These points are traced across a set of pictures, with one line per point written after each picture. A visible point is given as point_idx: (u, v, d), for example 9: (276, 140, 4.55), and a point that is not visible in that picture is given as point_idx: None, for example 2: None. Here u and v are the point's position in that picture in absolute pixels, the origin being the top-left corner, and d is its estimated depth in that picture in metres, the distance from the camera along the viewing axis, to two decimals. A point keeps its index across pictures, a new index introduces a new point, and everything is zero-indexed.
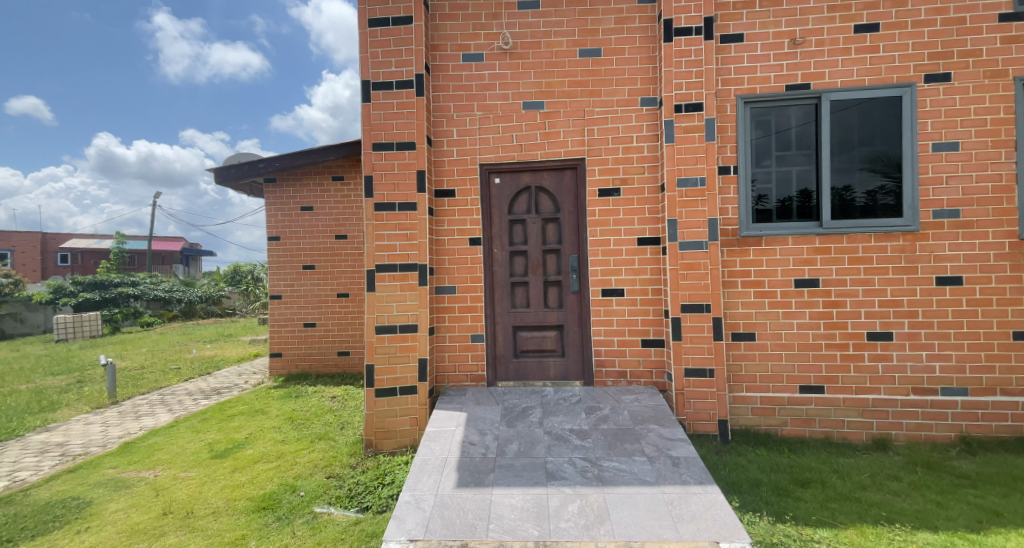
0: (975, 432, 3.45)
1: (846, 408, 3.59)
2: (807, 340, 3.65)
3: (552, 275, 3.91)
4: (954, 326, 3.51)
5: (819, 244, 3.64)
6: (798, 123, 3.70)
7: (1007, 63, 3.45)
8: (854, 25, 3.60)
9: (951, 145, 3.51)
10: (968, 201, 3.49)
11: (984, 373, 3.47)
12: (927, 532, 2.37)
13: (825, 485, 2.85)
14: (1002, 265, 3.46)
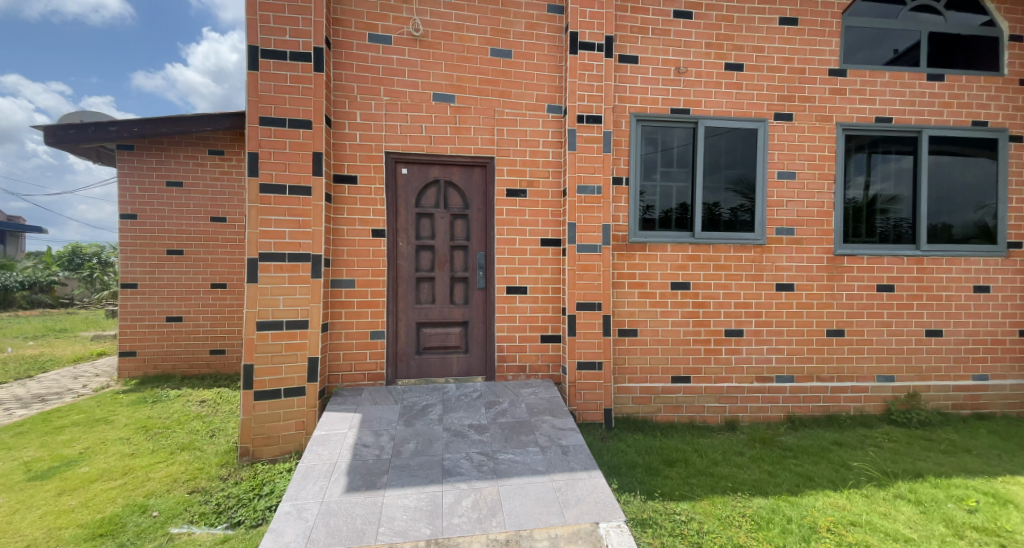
0: (798, 411, 4.20)
1: (706, 395, 4.13)
2: (680, 336, 4.13)
3: (458, 271, 3.90)
4: (786, 324, 4.23)
5: (691, 252, 4.13)
6: (679, 143, 4.15)
7: (832, 111, 4.23)
8: (725, 63, 4.13)
9: (790, 174, 4.20)
10: (801, 222, 4.22)
11: (805, 362, 4.24)
12: (760, 497, 2.82)
13: (687, 463, 3.25)
14: (821, 276, 4.25)
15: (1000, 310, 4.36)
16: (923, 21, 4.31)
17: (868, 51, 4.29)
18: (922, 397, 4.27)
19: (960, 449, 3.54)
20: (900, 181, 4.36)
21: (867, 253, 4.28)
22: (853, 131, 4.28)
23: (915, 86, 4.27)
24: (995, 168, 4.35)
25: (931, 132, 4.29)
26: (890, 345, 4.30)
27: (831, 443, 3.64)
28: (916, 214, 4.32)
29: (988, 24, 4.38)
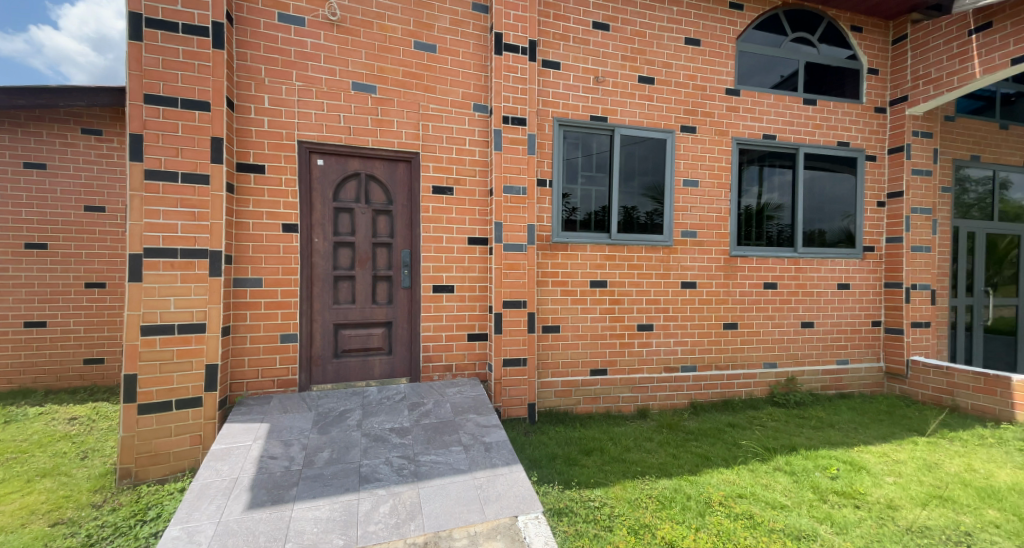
0: (700, 397, 4.61)
1: (622, 387, 4.39)
2: (598, 332, 4.34)
3: (381, 269, 3.75)
4: (690, 319, 4.62)
5: (609, 252, 4.36)
6: (598, 148, 4.36)
7: (729, 126, 4.69)
8: (638, 75, 4.41)
9: (694, 182, 4.60)
10: (703, 225, 4.64)
11: (706, 353, 4.67)
12: (665, 478, 3.06)
13: (602, 451, 3.44)
14: (720, 275, 4.70)
15: (858, 304, 5.12)
16: (801, 52, 4.92)
17: (758, 75, 4.83)
18: (799, 380, 4.89)
19: (827, 424, 4.10)
20: (783, 192, 4.94)
21: (756, 255, 4.81)
22: (745, 145, 4.77)
23: (796, 108, 4.87)
24: (854, 183, 5.10)
25: (807, 150, 4.92)
26: (774, 336, 4.88)
27: (726, 425, 4.04)
28: (795, 221, 4.93)
29: (851, 58, 5.11)
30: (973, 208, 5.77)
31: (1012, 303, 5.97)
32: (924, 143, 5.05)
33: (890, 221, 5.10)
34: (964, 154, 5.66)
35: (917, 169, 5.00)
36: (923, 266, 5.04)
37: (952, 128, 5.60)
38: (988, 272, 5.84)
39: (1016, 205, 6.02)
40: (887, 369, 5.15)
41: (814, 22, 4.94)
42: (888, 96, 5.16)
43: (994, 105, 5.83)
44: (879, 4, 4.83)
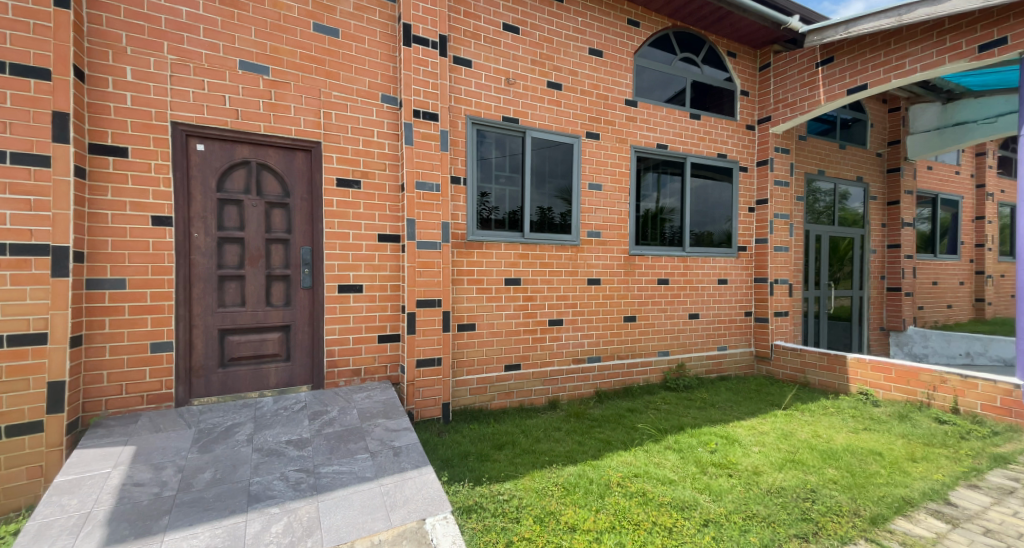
0: (604, 386, 4.92)
1: (534, 380, 4.52)
2: (512, 328, 4.42)
3: (277, 268, 3.44)
4: (596, 313, 4.90)
5: (522, 250, 4.45)
6: (511, 148, 4.43)
7: (628, 134, 5.04)
8: (547, 80, 4.56)
9: (597, 186, 4.87)
10: (607, 226, 4.94)
11: (609, 344, 4.99)
12: (571, 465, 3.21)
13: (514, 445, 3.51)
14: (622, 271, 5.05)
15: (735, 297, 5.83)
16: (688, 70, 5.45)
17: (651, 89, 5.26)
18: (687, 366, 5.43)
19: (709, 404, 4.60)
20: (675, 196, 5.43)
21: (651, 253, 5.24)
22: (642, 153, 5.16)
23: (684, 121, 5.38)
24: (731, 190, 5.78)
25: (693, 160, 5.46)
26: (666, 327, 5.36)
27: (626, 411, 4.36)
28: (684, 223, 5.45)
29: (728, 80, 5.77)
30: (819, 214, 6.86)
31: (847, 294, 7.21)
32: (784, 158, 5.88)
33: (758, 224, 5.87)
34: (813, 169, 6.69)
35: (778, 181, 5.80)
36: (783, 264, 5.88)
37: (804, 146, 6.59)
38: (830, 269, 6.99)
39: (849, 213, 7.28)
40: (756, 352, 5.93)
41: (699, 45, 5.50)
42: (756, 116, 5.92)
43: (833, 129, 6.98)
44: (750, 35, 5.52)
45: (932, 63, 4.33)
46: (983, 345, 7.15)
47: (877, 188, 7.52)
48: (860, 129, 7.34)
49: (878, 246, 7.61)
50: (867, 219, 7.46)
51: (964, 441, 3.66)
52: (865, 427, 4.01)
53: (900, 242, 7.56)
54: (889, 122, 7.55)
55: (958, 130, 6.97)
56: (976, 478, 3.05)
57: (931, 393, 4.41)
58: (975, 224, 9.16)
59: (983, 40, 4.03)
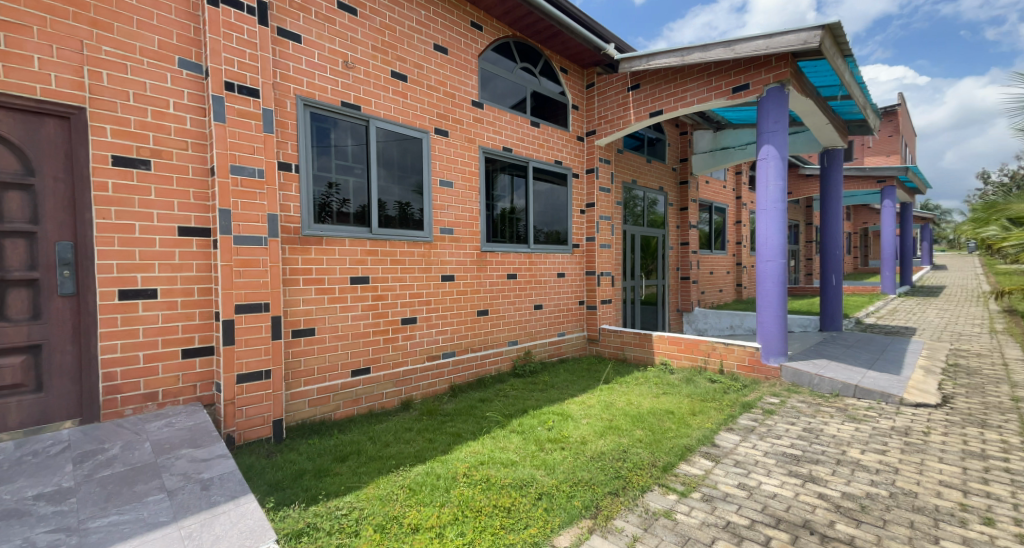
0: (457, 380, 4.96)
1: (384, 383, 4.32)
2: (359, 330, 4.14)
3: (15, 271, 2.60)
4: (450, 309, 4.91)
5: (369, 247, 4.19)
6: (353, 137, 4.12)
7: (474, 134, 5.14)
8: (390, 70, 4.37)
9: (447, 183, 4.87)
10: (458, 224, 4.97)
11: (463, 339, 5.06)
12: (418, 465, 3.15)
13: (359, 454, 3.31)
14: (473, 267, 5.15)
15: (572, 288, 6.47)
16: (527, 79, 5.82)
17: (495, 93, 5.47)
18: (533, 353, 5.84)
19: (549, 386, 5.03)
20: (523, 197, 5.79)
21: (500, 250, 5.47)
22: (490, 155, 5.34)
23: (525, 127, 5.74)
24: (566, 193, 6.39)
25: (535, 164, 5.86)
26: (514, 318, 5.68)
27: (477, 401, 4.48)
28: (528, 222, 5.83)
29: (562, 93, 6.34)
30: (633, 217, 8.06)
31: (654, 283, 8.64)
32: (606, 168, 6.74)
33: (587, 224, 6.61)
34: (628, 179, 7.84)
35: (602, 187, 6.63)
36: (607, 258, 6.74)
37: (622, 158, 7.67)
38: (642, 262, 8.28)
39: (655, 215, 8.71)
40: (588, 335, 6.71)
41: (536, 57, 5.91)
42: (585, 128, 6.65)
43: (642, 146, 8.27)
44: (578, 55, 6.15)
45: (704, 97, 5.42)
46: (742, 321, 9.23)
47: (672, 197, 9.21)
48: (661, 147, 8.85)
49: (674, 243, 9.32)
50: (667, 221, 9.04)
51: (727, 394, 4.73)
52: (664, 392, 4.87)
53: (688, 241, 9.46)
54: (680, 143, 9.33)
55: (725, 153, 8.71)
56: (732, 422, 3.97)
57: (707, 359, 5.58)
58: (735, 226, 11.90)
59: (736, 84, 5.20)
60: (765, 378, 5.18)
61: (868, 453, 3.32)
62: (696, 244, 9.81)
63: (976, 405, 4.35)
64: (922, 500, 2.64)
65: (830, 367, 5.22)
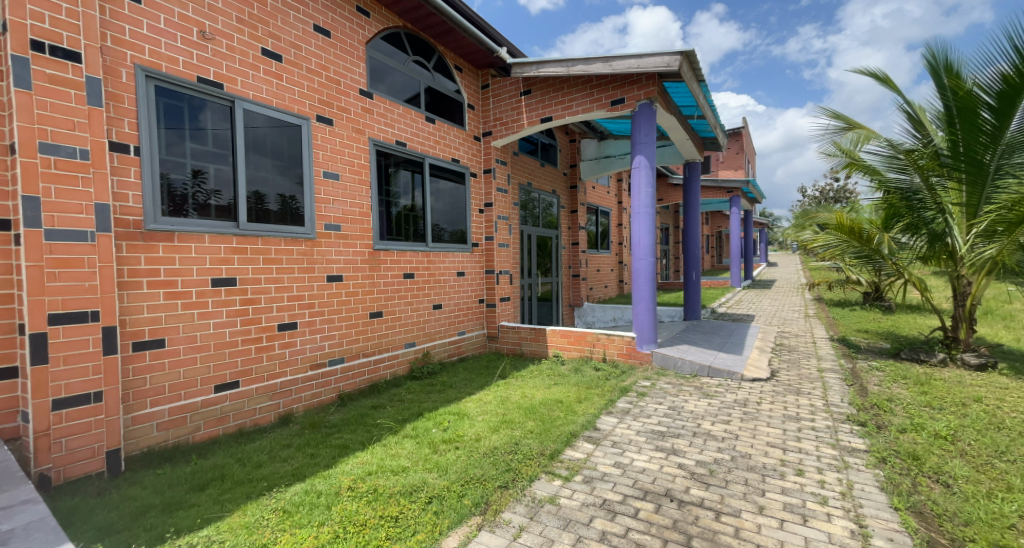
0: (347, 388, 4.63)
1: (258, 397, 3.87)
2: (223, 339, 3.65)
3: None
4: (337, 311, 4.57)
5: (235, 244, 3.71)
6: (214, 119, 3.60)
7: (364, 126, 4.85)
8: (260, 47, 3.92)
9: (334, 175, 4.52)
10: (346, 220, 4.64)
11: (353, 343, 4.74)
12: (296, 483, 2.88)
13: (223, 479, 2.91)
14: (364, 266, 4.84)
15: (471, 287, 6.44)
16: (420, 73, 5.64)
17: (386, 85, 5.21)
18: (431, 354, 5.69)
19: (446, 386, 4.96)
20: (421, 195, 5.62)
21: (395, 248, 5.23)
22: (381, 148, 5.07)
23: (420, 123, 5.55)
24: (464, 191, 6.33)
25: (431, 161, 5.70)
26: (412, 319, 5.48)
27: (368, 408, 4.24)
28: (425, 219, 5.65)
29: (457, 91, 6.28)
30: (530, 217, 8.31)
31: (549, 281, 9.01)
32: (502, 168, 6.84)
33: (487, 224, 6.64)
34: (524, 181, 8.05)
35: (499, 188, 6.72)
36: (505, 257, 6.85)
37: (517, 161, 7.84)
38: (538, 261, 8.58)
39: (550, 216, 9.10)
40: (488, 333, 6.76)
41: (428, 51, 5.75)
42: (481, 129, 6.69)
43: (536, 150, 8.56)
44: (472, 54, 6.14)
45: (588, 107, 5.79)
46: (623, 315, 10.00)
47: (564, 200, 9.73)
48: (553, 153, 9.28)
49: (566, 243, 9.84)
50: (560, 222, 9.51)
51: (609, 381, 5.14)
52: (555, 382, 5.13)
53: (578, 241, 10.09)
54: (569, 150, 9.90)
55: (607, 160, 9.23)
56: (612, 406, 4.32)
57: (593, 349, 6.00)
58: (617, 228, 13.01)
59: (614, 97, 5.66)
60: (640, 363, 5.74)
61: (717, 423, 3.86)
62: (585, 244, 10.56)
63: (794, 377, 5.33)
64: (755, 460, 3.15)
65: (691, 351, 5.98)
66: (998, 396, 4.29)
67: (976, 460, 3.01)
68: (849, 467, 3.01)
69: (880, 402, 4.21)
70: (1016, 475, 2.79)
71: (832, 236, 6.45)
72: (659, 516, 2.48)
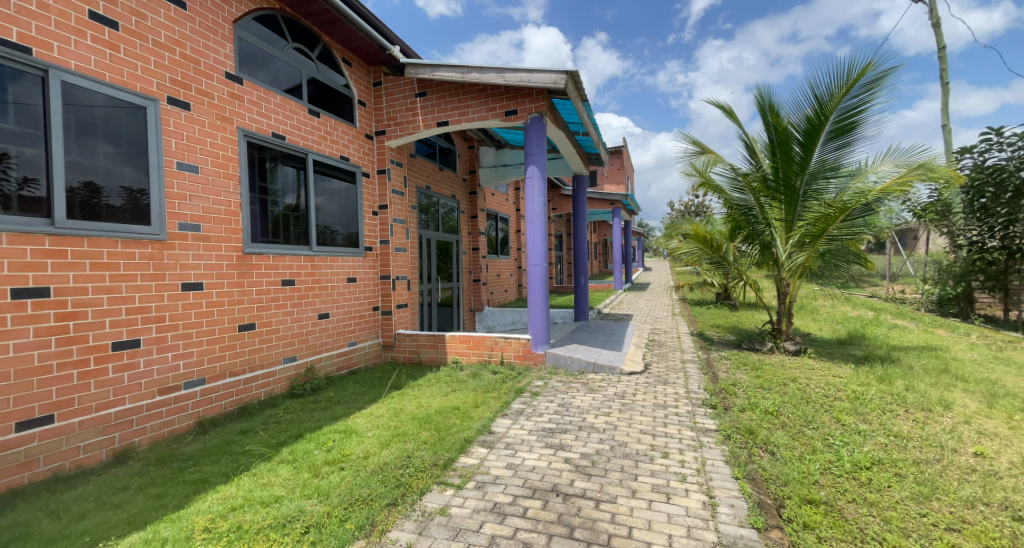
0: (209, 413, 4.04)
1: (83, 432, 3.19)
2: (31, 364, 2.95)
3: None
4: (195, 325, 3.97)
5: (48, 246, 3.02)
6: (18, 91, 2.91)
7: (232, 113, 4.30)
8: (89, 9, 3.26)
9: (192, 167, 3.94)
10: (206, 219, 4.06)
11: (217, 361, 4.15)
12: (135, 532, 2.43)
13: (28, 539, 2.34)
14: (231, 273, 4.28)
15: (363, 294, 6.06)
16: (303, 63, 5.18)
17: (261, 71, 4.69)
18: (316, 368, 5.23)
19: (334, 402, 4.60)
20: (303, 194, 5.15)
21: (272, 252, 4.71)
22: (253, 140, 4.54)
23: (302, 115, 5.10)
24: (354, 192, 5.95)
25: (315, 157, 5.25)
26: (292, 330, 4.98)
27: (237, 434, 3.74)
28: (309, 220, 5.18)
29: (345, 86, 5.90)
30: (429, 221, 8.14)
31: (449, 286, 8.89)
32: (397, 170, 6.60)
33: (381, 227, 6.33)
34: (422, 184, 7.84)
35: (394, 190, 6.46)
36: (401, 262, 6.59)
37: (415, 163, 7.60)
38: (437, 266, 8.42)
39: (450, 221, 9.00)
40: (383, 342, 6.42)
41: (312, 40, 5.31)
42: (373, 127, 6.36)
43: (434, 154, 8.38)
44: (361, 49, 5.82)
45: (483, 115, 5.89)
46: (521, 317, 10.56)
47: (463, 205, 9.71)
48: (452, 158, 9.20)
49: (466, 248, 9.83)
50: (460, 227, 9.46)
51: (505, 383, 5.25)
52: (452, 389, 5.07)
53: (478, 246, 10.15)
54: (468, 156, 9.89)
55: (504, 169, 9.65)
56: (507, 408, 4.41)
57: (491, 353, 6.07)
58: (516, 234, 13.37)
59: (507, 108, 5.82)
60: (535, 364, 5.97)
61: (599, 416, 4.17)
62: (485, 249, 10.66)
63: (663, 368, 6.00)
64: (629, 447, 3.46)
65: (579, 350, 6.38)
66: (808, 375, 5.31)
67: (793, 430, 3.68)
68: (703, 445, 3.47)
69: (727, 386, 4.94)
70: (818, 438, 3.48)
71: (693, 246, 7.53)
72: (546, 512, 2.59)
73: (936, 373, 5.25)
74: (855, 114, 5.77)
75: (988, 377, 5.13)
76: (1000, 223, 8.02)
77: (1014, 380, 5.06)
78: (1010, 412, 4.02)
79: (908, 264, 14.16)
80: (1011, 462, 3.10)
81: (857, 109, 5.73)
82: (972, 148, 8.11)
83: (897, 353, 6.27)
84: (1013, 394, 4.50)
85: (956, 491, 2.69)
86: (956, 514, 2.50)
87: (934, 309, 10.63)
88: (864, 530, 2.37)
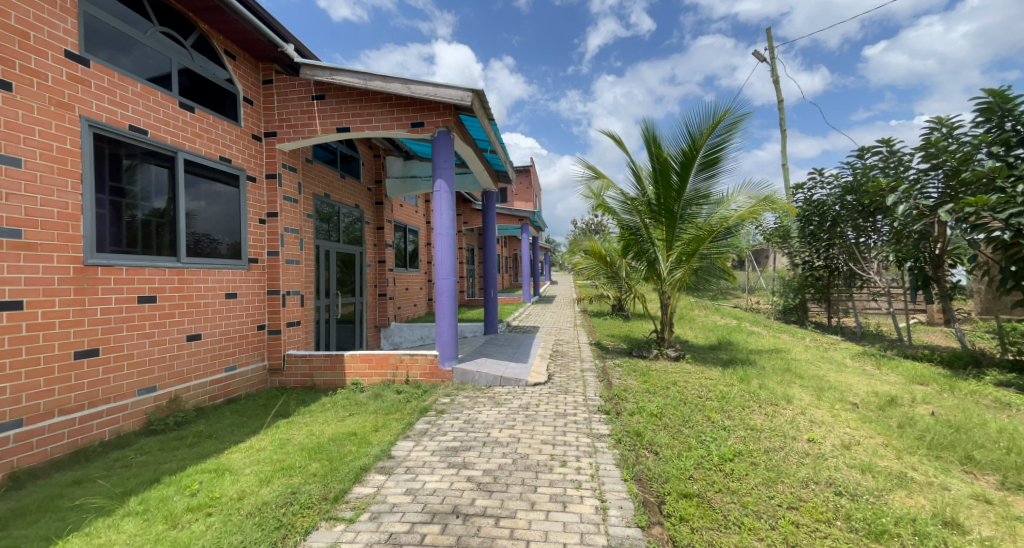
0: (26, 463, 3.29)
1: None
2: None
3: None
4: (10, 355, 3.23)
5: None
6: None
7: (72, 99, 3.63)
8: None
9: (13, 160, 3.26)
10: (30, 223, 3.35)
11: (41, 398, 3.40)
12: None
13: None
14: (66, 289, 3.57)
15: (244, 311, 5.40)
16: (173, 49, 4.57)
17: (120, 54, 4.07)
18: (182, 399, 4.54)
19: (204, 437, 4.03)
20: (169, 197, 4.47)
21: (125, 264, 4.02)
22: (103, 132, 3.86)
23: (171, 109, 4.48)
24: (237, 197, 5.35)
25: (187, 155, 4.62)
26: (151, 356, 4.27)
27: (67, 486, 3.07)
28: (178, 226, 4.54)
29: (229, 81, 5.32)
30: (328, 232, 7.59)
31: (351, 301, 8.38)
32: (291, 175, 6.06)
33: (269, 237, 5.72)
34: (320, 191, 7.32)
35: (287, 196, 5.92)
36: (294, 275, 6.00)
37: (311, 169, 7.07)
38: (337, 279, 7.89)
39: (351, 232, 8.50)
40: (270, 365, 5.78)
41: (185, 27, 4.72)
42: (262, 128, 5.81)
43: (335, 160, 7.90)
44: (249, 42, 5.32)
45: (388, 124, 5.72)
46: (430, 332, 10.13)
47: (368, 215, 9.26)
48: (355, 165, 8.75)
49: (370, 261, 9.33)
50: (363, 238, 8.98)
51: (408, 403, 5.04)
52: (350, 413, 4.74)
53: (384, 259, 9.68)
54: (373, 165, 9.48)
55: (413, 181, 9.16)
56: (409, 429, 4.24)
57: (395, 372, 5.81)
58: (425, 247, 13.10)
59: (414, 119, 5.72)
60: (441, 381, 5.85)
61: (504, 430, 4.20)
62: (392, 262, 10.21)
63: (565, 378, 6.25)
64: (531, 459, 3.54)
65: (486, 363, 6.39)
66: (686, 379, 5.92)
67: (673, 429, 4.07)
68: (597, 451, 3.67)
69: (619, 392, 5.31)
70: (693, 436, 3.88)
71: (590, 262, 8.08)
72: (444, 536, 2.52)
73: (781, 372, 6.21)
74: (718, 151, 6.69)
75: (817, 373, 6.20)
76: (823, 246, 9.84)
77: (834, 375, 6.18)
78: (832, 402, 4.88)
79: (761, 278, 16.67)
80: (832, 444, 3.76)
81: (719, 147, 6.65)
82: (804, 185, 9.87)
83: (754, 356, 7.29)
84: (834, 387, 5.49)
85: (795, 474, 3.19)
86: (793, 493, 2.95)
87: (781, 317, 12.56)
88: (727, 517, 2.67)
